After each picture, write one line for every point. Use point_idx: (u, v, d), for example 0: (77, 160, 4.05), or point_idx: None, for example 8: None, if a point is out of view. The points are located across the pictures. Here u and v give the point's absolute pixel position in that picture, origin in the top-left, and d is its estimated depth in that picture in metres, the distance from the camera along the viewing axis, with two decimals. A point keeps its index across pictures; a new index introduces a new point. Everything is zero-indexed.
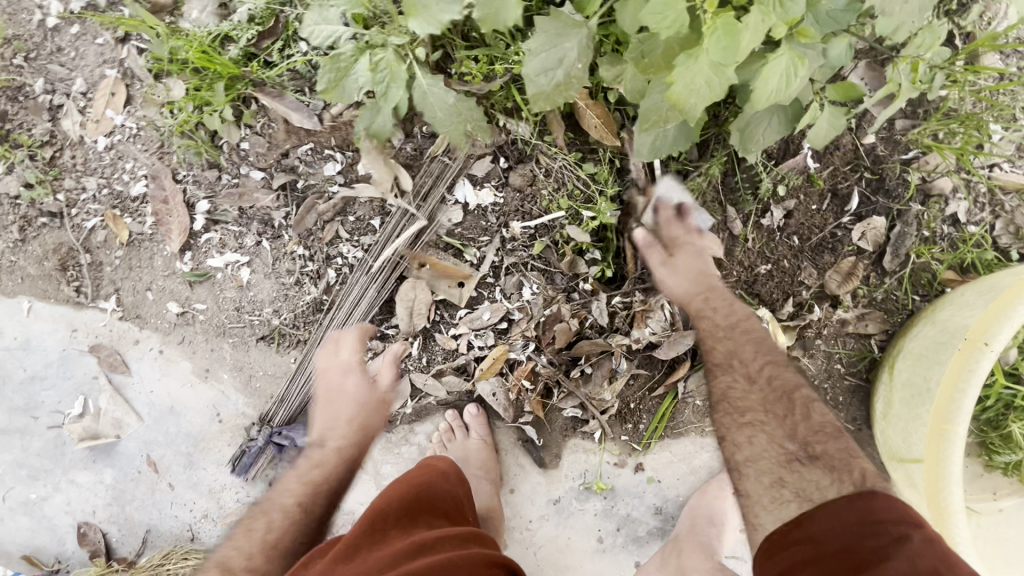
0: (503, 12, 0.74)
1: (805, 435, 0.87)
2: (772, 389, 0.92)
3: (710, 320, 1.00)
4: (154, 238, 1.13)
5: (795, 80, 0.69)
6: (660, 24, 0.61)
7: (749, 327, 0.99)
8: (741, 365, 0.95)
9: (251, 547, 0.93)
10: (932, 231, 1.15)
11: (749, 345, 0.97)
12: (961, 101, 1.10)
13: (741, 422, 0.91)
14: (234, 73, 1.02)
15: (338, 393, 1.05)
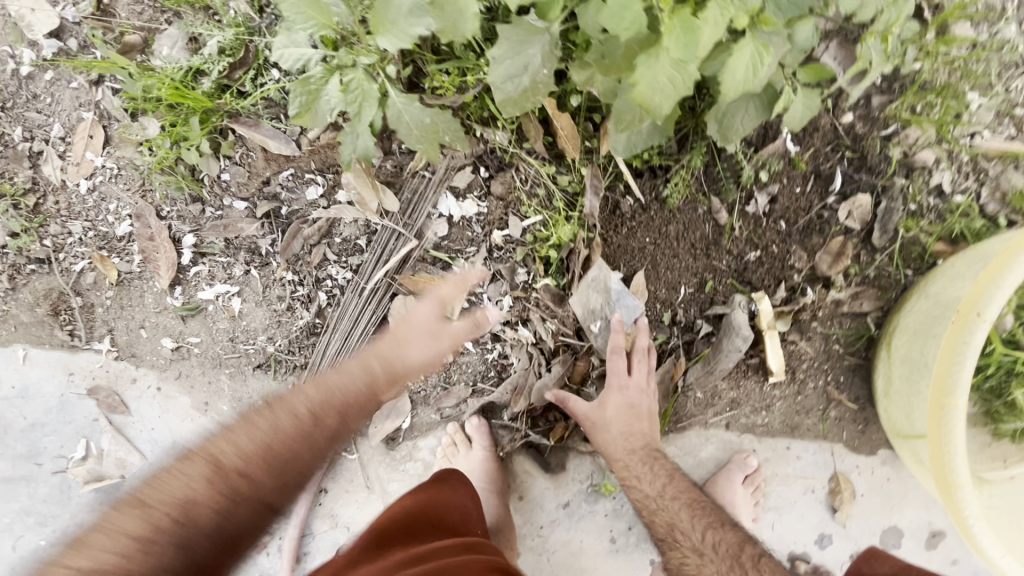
0: (462, 21, 0.73)
1: None
2: (721, 556, 0.93)
3: (639, 488, 1.04)
4: (143, 276, 1.14)
5: (761, 69, 0.69)
6: (618, 26, 0.61)
7: (677, 490, 1.03)
8: (682, 531, 0.98)
9: (240, 450, 0.79)
10: (918, 204, 1.14)
11: (684, 509, 1.00)
12: (935, 72, 1.10)
13: None
14: (207, 106, 1.02)
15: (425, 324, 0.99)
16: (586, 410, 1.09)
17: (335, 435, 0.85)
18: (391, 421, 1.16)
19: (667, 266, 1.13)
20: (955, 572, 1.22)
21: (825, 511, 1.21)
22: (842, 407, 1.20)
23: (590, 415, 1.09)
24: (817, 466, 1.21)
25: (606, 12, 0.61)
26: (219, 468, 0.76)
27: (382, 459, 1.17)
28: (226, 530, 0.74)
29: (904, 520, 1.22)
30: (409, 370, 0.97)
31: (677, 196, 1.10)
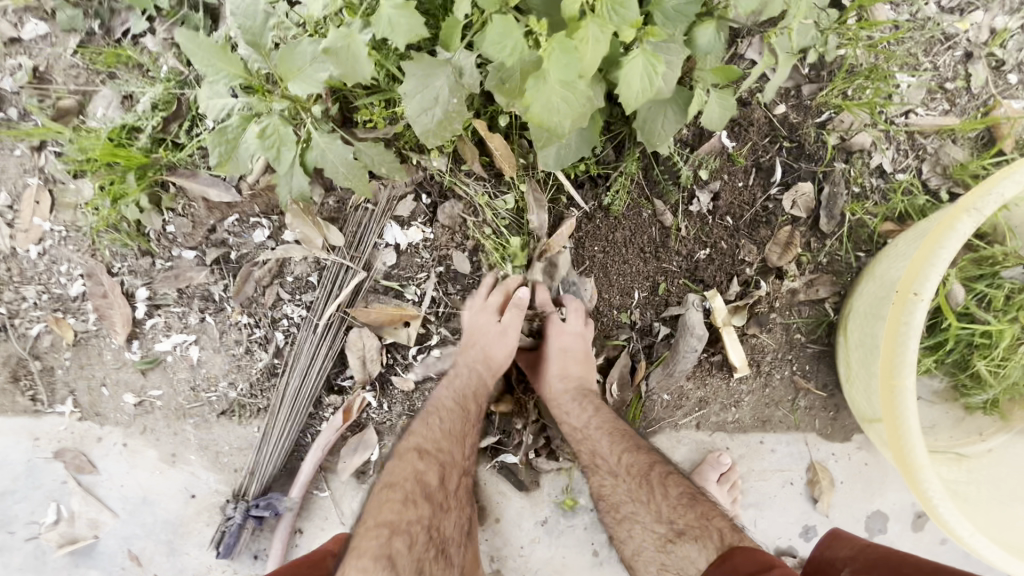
0: (359, 65, 0.75)
1: (669, 514, 0.95)
2: (632, 477, 1.00)
3: (567, 421, 1.07)
4: (99, 334, 1.14)
5: (656, 78, 0.70)
6: (502, 54, 0.66)
7: (599, 419, 1.06)
8: (597, 456, 1.03)
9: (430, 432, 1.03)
10: (861, 186, 1.15)
11: (602, 437, 1.03)
12: (859, 56, 1.11)
13: (618, 517, 1.02)
14: (144, 162, 1.03)
15: (481, 334, 1.09)
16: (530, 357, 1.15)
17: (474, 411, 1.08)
18: (359, 454, 1.15)
19: (619, 272, 1.13)
20: (944, 551, 1.21)
21: (806, 502, 1.20)
22: (811, 395, 1.19)
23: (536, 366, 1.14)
24: (793, 457, 1.20)
25: (488, 41, 0.66)
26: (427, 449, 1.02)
27: (354, 493, 1.17)
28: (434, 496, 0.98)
29: (887, 503, 1.20)
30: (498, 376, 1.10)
31: (620, 203, 1.10)
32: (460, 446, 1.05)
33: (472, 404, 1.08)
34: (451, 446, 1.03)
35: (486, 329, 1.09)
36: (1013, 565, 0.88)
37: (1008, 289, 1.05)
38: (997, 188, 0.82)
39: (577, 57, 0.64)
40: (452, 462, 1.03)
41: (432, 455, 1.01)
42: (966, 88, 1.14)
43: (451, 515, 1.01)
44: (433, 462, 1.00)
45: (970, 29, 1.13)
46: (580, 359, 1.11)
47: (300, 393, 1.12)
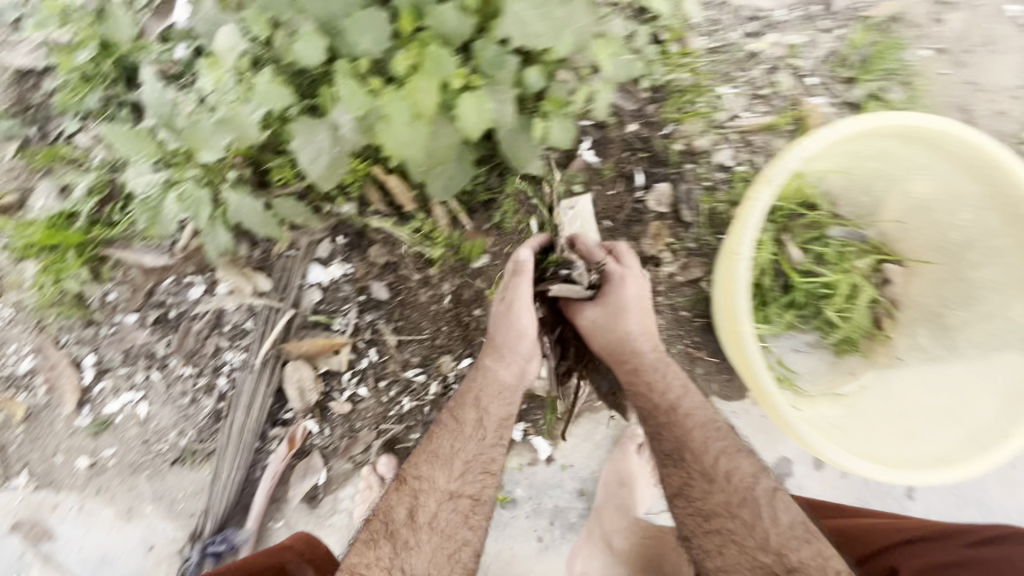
0: (248, 128, 0.94)
1: (778, 544, 0.99)
2: (733, 485, 1.04)
3: (649, 399, 1.14)
4: (49, 405, 1.22)
5: (484, 110, 0.89)
6: (354, 104, 0.86)
7: (694, 408, 1.12)
8: (693, 455, 1.08)
9: (436, 450, 1.08)
10: (710, 180, 1.37)
11: (698, 431, 1.10)
12: (686, 78, 1.36)
13: (706, 527, 1.05)
14: (81, 240, 1.16)
15: (500, 325, 1.12)
16: (590, 311, 1.19)
17: (470, 426, 1.09)
18: (307, 480, 1.25)
19: None
20: (846, 484, 1.36)
21: None
22: (705, 362, 1.36)
23: (596, 319, 1.18)
24: None
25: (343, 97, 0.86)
26: (405, 481, 1.07)
27: (306, 518, 1.25)
28: (411, 532, 1.02)
29: (789, 448, 1.36)
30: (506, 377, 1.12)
31: (509, 220, 1.29)
32: (445, 470, 1.06)
33: (470, 412, 1.10)
34: (428, 471, 1.06)
35: (502, 316, 1.12)
36: (871, 469, 1.08)
37: (834, 246, 1.34)
38: (783, 163, 1.05)
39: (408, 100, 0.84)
40: (429, 492, 1.05)
41: (411, 486, 1.05)
42: (777, 92, 1.40)
43: (422, 549, 1.01)
44: (409, 491, 1.05)
45: (770, 47, 1.40)
46: (639, 310, 1.16)
47: (245, 429, 1.22)
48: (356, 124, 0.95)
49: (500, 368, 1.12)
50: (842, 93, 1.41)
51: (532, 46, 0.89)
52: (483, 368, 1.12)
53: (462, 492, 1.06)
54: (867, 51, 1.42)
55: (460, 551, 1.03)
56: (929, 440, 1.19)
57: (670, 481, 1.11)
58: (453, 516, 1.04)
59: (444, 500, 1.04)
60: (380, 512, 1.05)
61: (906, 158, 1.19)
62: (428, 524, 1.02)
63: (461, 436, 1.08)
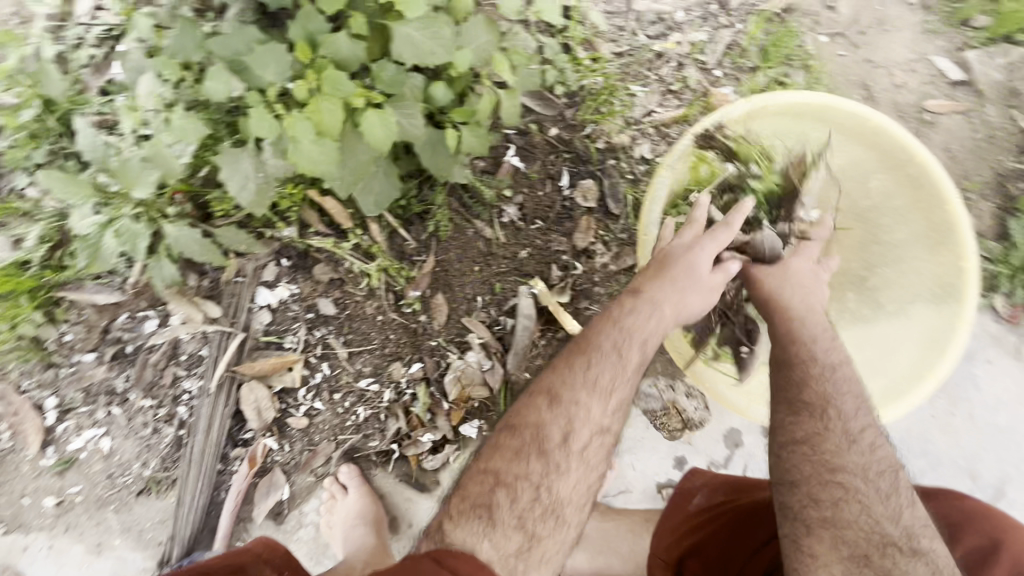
0: (172, 162, 1.02)
1: (908, 523, 0.93)
2: (861, 447, 0.99)
3: (799, 348, 1.08)
4: (14, 449, 1.26)
5: (389, 125, 0.97)
6: (263, 131, 0.93)
7: (845, 372, 1.06)
8: (837, 412, 1.02)
9: (596, 380, 0.98)
10: (632, 173, 1.45)
11: (851, 399, 1.04)
12: (599, 81, 1.46)
13: (836, 486, 0.97)
14: (33, 285, 1.22)
15: (679, 255, 1.09)
16: (761, 268, 1.19)
17: (631, 365, 1.01)
18: (270, 496, 1.28)
19: (459, 283, 1.37)
20: None
21: (670, 437, 1.39)
22: None
23: (767, 272, 1.18)
24: (648, 402, 1.40)
25: (254, 127, 0.93)
26: (557, 399, 0.97)
27: (273, 535, 1.28)
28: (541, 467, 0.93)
29: (737, 420, 1.41)
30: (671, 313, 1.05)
31: (444, 228, 1.36)
32: (602, 402, 0.97)
33: (634, 354, 1.01)
34: (583, 396, 0.96)
35: (681, 255, 1.09)
36: None
37: None
38: (678, 148, 1.23)
39: (314, 122, 0.92)
40: (582, 418, 0.96)
41: (564, 414, 0.96)
42: (686, 86, 1.50)
43: (569, 475, 0.94)
44: (563, 416, 0.96)
45: (675, 46, 1.51)
46: (810, 281, 1.17)
47: (206, 453, 1.26)
48: (275, 151, 1.03)
49: (676, 300, 1.05)
50: (746, 82, 1.52)
51: (426, 62, 0.98)
52: (656, 295, 1.05)
53: (609, 430, 0.97)
54: (765, 41, 1.52)
55: (596, 481, 0.96)
56: None
57: (797, 427, 1.02)
58: (595, 451, 0.96)
59: (593, 432, 0.95)
60: (523, 422, 0.97)
61: (804, 132, 1.27)
62: (568, 451, 0.94)
63: (619, 377, 0.99)
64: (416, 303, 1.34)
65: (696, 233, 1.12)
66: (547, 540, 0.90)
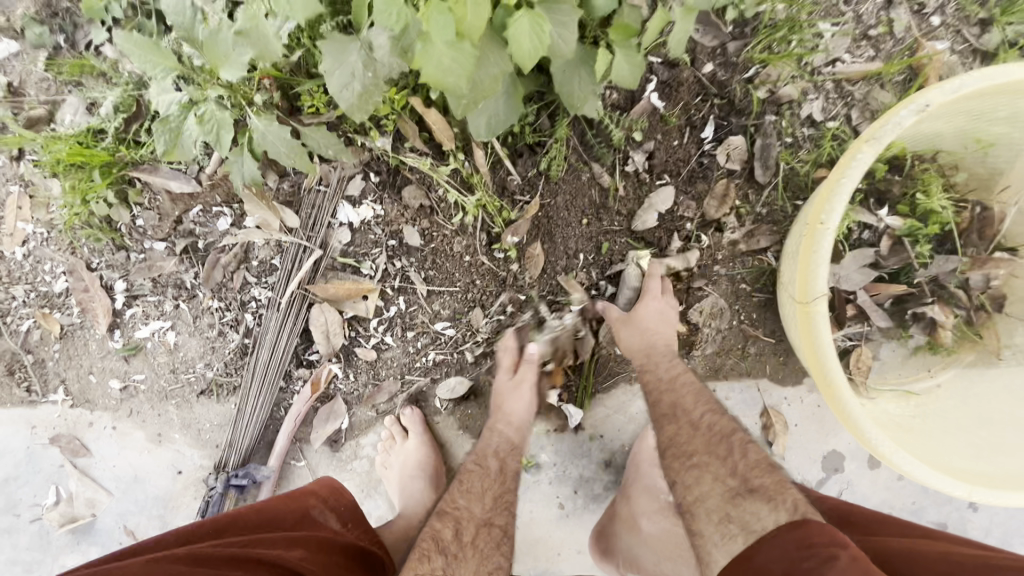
0: (271, 44, 0.83)
1: (744, 471, 0.92)
2: (712, 431, 0.99)
3: (657, 373, 1.09)
4: (84, 325, 1.22)
5: (545, 35, 0.75)
6: (389, 22, 0.73)
7: (688, 379, 1.08)
8: (682, 411, 1.03)
9: (469, 500, 1.03)
10: (793, 136, 1.18)
11: (691, 397, 1.05)
12: (780, 11, 1.16)
13: (688, 464, 0.97)
14: (108, 160, 1.11)
15: (504, 395, 1.16)
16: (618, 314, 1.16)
17: (495, 473, 1.09)
18: (330, 423, 1.22)
19: (563, 235, 1.18)
20: (903, 486, 1.25)
21: (763, 446, 1.24)
22: (760, 342, 1.23)
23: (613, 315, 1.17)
24: (746, 403, 1.24)
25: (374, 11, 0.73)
26: (446, 511, 1.01)
27: (328, 460, 1.24)
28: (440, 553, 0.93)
29: (842, 443, 1.24)
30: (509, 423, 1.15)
31: (558, 168, 1.16)
32: (480, 501, 1.03)
33: (494, 462, 1.10)
34: (465, 503, 1.02)
35: (508, 389, 1.16)
36: (938, 480, 0.91)
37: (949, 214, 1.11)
38: (895, 118, 0.87)
39: (455, 16, 0.70)
40: (467, 518, 1.00)
41: (450, 516, 1.00)
42: (890, 33, 1.18)
43: (468, 564, 0.95)
44: (450, 519, 0.99)
45: None
46: (664, 321, 1.14)
47: (271, 368, 1.19)
48: (389, 44, 0.83)
49: (495, 432, 1.14)
50: (970, 39, 1.18)
51: None
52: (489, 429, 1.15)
53: (494, 523, 1.03)
54: None
55: (497, 570, 0.98)
56: (1009, 453, 0.98)
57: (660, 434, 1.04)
58: (484, 543, 0.99)
59: (479, 526, 1.00)
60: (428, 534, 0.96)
61: None
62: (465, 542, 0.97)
63: (501, 488, 1.08)
64: (512, 250, 1.18)
65: (508, 362, 1.18)
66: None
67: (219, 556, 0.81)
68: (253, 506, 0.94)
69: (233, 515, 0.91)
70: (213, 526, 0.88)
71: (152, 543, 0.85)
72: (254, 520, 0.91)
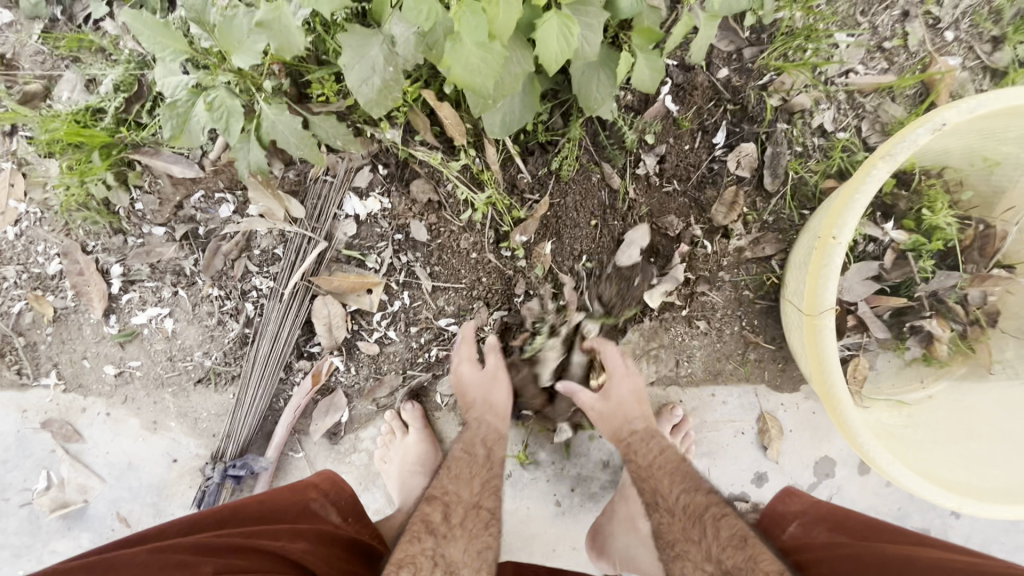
0: (293, 37, 0.81)
1: (718, 553, 0.88)
2: (688, 515, 0.96)
3: (637, 461, 1.07)
4: (78, 309, 1.19)
5: (573, 37, 0.74)
6: (417, 19, 0.71)
7: (666, 461, 1.06)
8: (660, 497, 1.01)
9: (456, 484, 1.01)
10: (803, 145, 1.19)
11: (666, 478, 1.03)
12: (797, 19, 1.15)
13: (673, 555, 0.94)
14: (107, 141, 1.08)
15: (474, 385, 1.14)
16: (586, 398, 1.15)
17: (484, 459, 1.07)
18: (329, 416, 1.22)
19: (571, 236, 1.18)
20: (890, 492, 1.28)
21: (757, 450, 1.26)
22: (760, 348, 1.24)
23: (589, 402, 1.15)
24: (743, 408, 1.26)
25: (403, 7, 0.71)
26: (435, 495, 0.99)
27: (327, 452, 1.24)
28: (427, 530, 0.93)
29: (835, 449, 1.27)
30: (487, 413, 1.13)
31: (569, 168, 1.15)
32: (467, 484, 1.02)
33: (481, 449, 1.08)
34: (454, 486, 1.01)
35: (477, 381, 1.15)
36: (929, 490, 0.93)
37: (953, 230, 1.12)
38: (911, 136, 0.87)
39: (486, 18, 0.69)
40: (455, 501, 0.99)
41: (439, 499, 0.98)
42: (904, 46, 1.18)
43: (457, 544, 0.93)
44: (439, 503, 0.97)
45: None
46: (636, 402, 1.14)
47: (271, 359, 1.18)
48: (413, 39, 0.83)
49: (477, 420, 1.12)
50: (982, 56, 1.18)
51: None
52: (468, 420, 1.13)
53: (482, 505, 1.00)
54: None
55: (485, 549, 0.94)
56: (999, 466, 1.01)
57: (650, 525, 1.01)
58: (472, 524, 0.97)
59: (467, 508, 0.99)
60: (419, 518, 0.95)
61: None
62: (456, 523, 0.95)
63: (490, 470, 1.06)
64: (519, 249, 1.17)
65: (470, 352, 1.17)
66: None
67: (221, 547, 0.84)
68: (258, 495, 0.95)
69: (237, 504, 0.93)
70: (217, 517, 0.90)
71: (158, 531, 0.87)
72: (257, 511, 0.93)
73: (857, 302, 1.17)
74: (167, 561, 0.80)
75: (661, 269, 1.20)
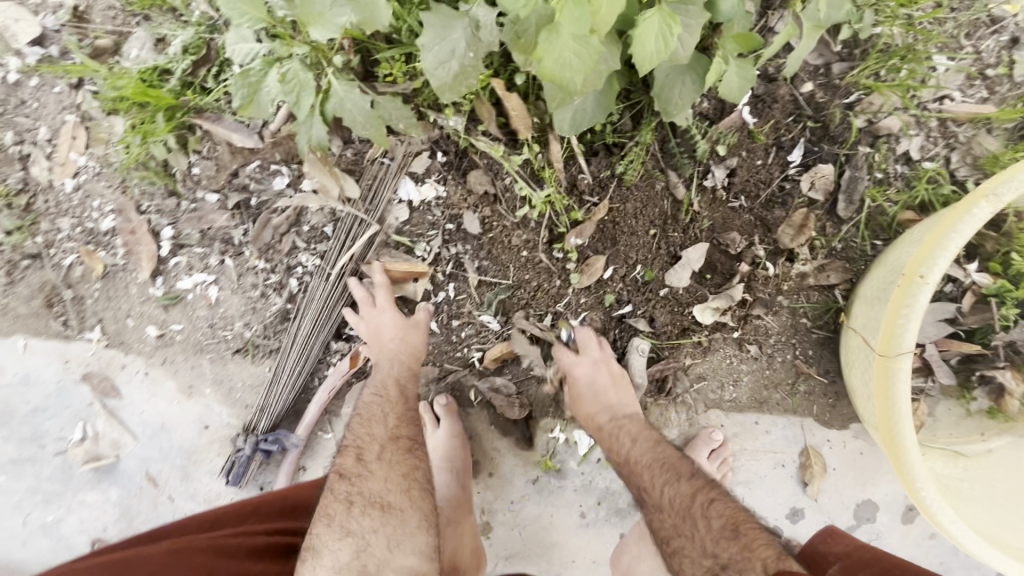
0: (378, 13, 0.80)
1: (712, 547, 0.88)
2: (676, 510, 0.94)
3: (618, 455, 1.06)
4: (126, 268, 1.20)
5: (671, 39, 0.70)
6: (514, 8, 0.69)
7: (646, 447, 1.04)
8: (641, 486, 1.00)
9: (374, 432, 0.99)
10: (885, 172, 1.12)
11: (648, 470, 1.01)
12: (896, 36, 1.08)
13: (669, 551, 0.93)
14: (172, 103, 1.08)
15: (387, 327, 1.09)
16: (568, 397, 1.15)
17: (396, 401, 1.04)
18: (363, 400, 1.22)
19: (626, 243, 1.13)
20: (933, 545, 1.22)
21: (796, 485, 1.21)
22: (812, 380, 1.19)
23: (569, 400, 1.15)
24: (786, 440, 1.20)
25: None
26: (345, 447, 0.99)
27: None
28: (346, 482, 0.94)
29: (879, 493, 1.21)
30: (398, 352, 1.08)
31: (634, 172, 1.10)
32: (379, 423, 1.00)
33: (394, 389, 1.05)
34: (359, 433, 1.00)
35: (380, 323, 1.09)
36: (991, 555, 0.86)
37: None
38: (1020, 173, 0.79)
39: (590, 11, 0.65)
40: (370, 441, 0.98)
41: (351, 448, 0.98)
42: (1008, 75, 1.10)
43: (375, 478, 0.94)
44: (351, 452, 0.97)
45: (1020, 12, 1.08)
46: (603, 388, 1.11)
47: (310, 337, 1.16)
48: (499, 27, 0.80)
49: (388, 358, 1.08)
50: None
51: None
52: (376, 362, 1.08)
53: (400, 435, 1.00)
54: None
55: (413, 471, 0.96)
56: None
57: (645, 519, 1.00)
58: (392, 456, 0.97)
59: (385, 443, 0.98)
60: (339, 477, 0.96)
61: None
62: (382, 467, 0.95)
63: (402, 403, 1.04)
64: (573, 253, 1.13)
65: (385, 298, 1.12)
66: (385, 534, 0.89)
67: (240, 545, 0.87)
68: (273, 492, 1.00)
69: (255, 502, 0.98)
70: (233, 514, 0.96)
71: (175, 530, 0.94)
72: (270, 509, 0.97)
73: (925, 343, 1.11)
74: (186, 560, 0.83)
75: (717, 286, 1.15)
